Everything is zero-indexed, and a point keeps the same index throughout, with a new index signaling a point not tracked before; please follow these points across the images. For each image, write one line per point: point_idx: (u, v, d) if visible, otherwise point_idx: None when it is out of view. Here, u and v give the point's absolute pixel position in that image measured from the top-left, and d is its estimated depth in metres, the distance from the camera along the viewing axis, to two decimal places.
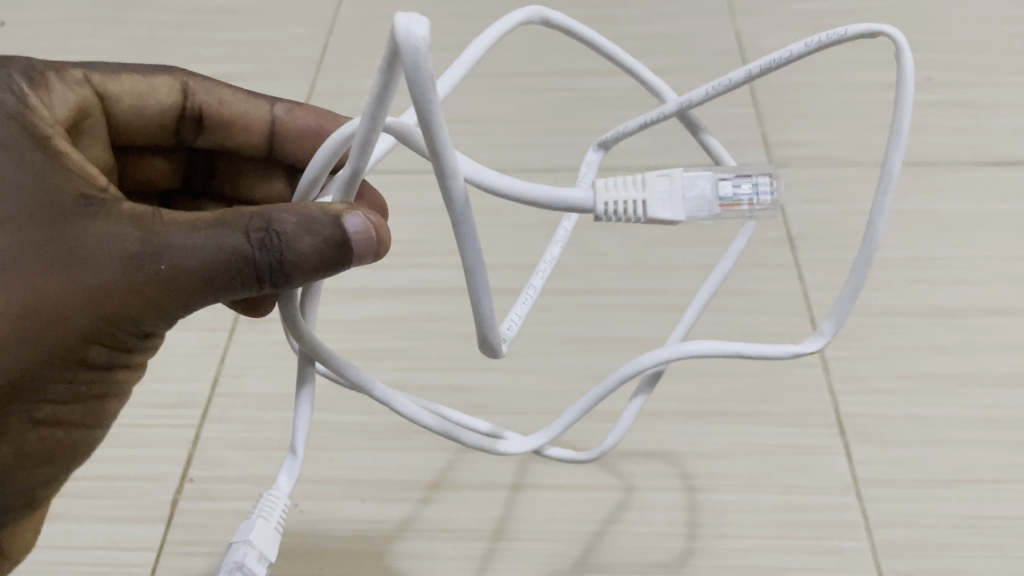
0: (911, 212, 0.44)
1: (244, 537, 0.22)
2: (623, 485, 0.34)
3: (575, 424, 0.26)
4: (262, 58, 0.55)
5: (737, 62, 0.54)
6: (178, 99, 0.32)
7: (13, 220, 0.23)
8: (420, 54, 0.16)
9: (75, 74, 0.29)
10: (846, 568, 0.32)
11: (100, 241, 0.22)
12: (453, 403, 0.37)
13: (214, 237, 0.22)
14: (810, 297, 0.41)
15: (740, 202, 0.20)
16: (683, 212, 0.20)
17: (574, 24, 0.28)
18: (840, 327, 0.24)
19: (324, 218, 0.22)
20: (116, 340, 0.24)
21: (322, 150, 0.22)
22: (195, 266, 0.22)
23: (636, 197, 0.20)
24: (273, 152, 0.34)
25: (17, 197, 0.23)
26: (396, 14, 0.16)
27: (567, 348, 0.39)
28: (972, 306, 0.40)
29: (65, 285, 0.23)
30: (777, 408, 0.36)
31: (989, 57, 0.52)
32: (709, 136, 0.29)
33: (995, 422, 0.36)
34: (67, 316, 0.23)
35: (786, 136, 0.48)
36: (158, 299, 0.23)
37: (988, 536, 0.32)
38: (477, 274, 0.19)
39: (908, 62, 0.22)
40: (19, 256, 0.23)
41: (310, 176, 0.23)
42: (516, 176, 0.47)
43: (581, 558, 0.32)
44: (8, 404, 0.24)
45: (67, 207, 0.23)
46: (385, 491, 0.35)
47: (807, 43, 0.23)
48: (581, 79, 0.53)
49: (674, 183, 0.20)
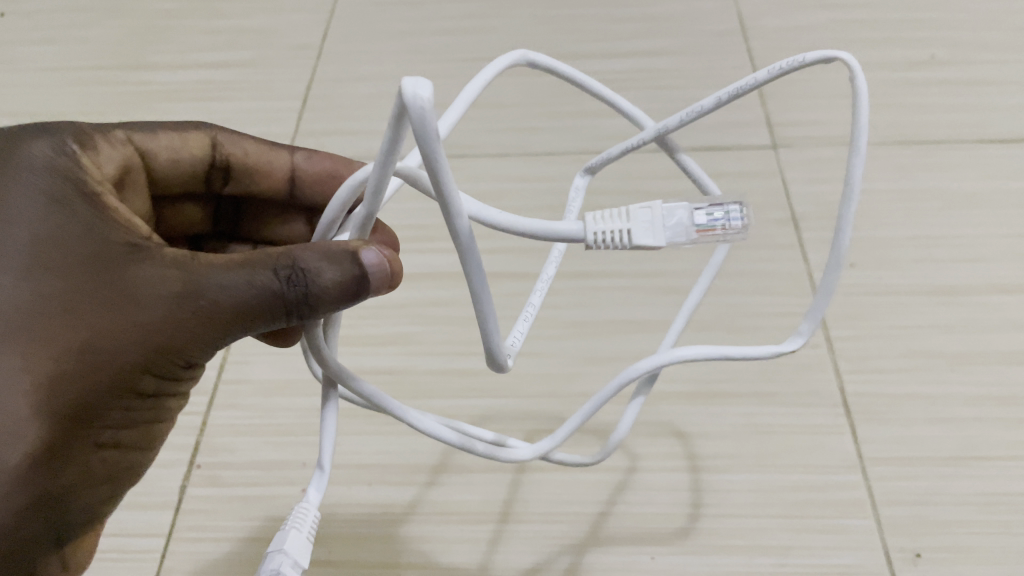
0: (917, 191, 0.44)
1: (279, 546, 0.22)
2: (627, 466, 0.34)
3: (579, 428, 0.26)
4: (262, 44, 0.55)
5: (739, 43, 0.53)
6: (206, 148, 0.32)
7: (66, 268, 0.23)
8: (426, 112, 0.16)
9: (118, 135, 0.29)
10: (851, 546, 0.32)
11: (147, 282, 0.23)
12: (458, 388, 0.37)
13: (245, 275, 0.22)
14: (813, 277, 0.40)
15: (715, 228, 0.20)
16: (664, 239, 0.20)
17: (554, 62, 0.28)
18: (817, 326, 0.25)
19: (342, 253, 0.22)
20: (165, 371, 0.24)
21: (337, 195, 0.22)
22: (231, 302, 0.23)
23: (622, 227, 0.20)
24: (295, 195, 0.34)
25: (69, 249, 0.24)
26: (402, 78, 0.16)
27: (572, 332, 0.39)
28: (977, 285, 0.39)
29: (114, 324, 0.23)
30: (781, 388, 0.36)
31: (994, 34, 0.52)
32: (685, 156, 0.29)
33: (1002, 399, 0.36)
34: (117, 354, 0.23)
35: (789, 117, 0.48)
36: (201, 336, 0.23)
37: (993, 513, 0.33)
38: (482, 299, 0.20)
39: (862, 83, 0.23)
40: (70, 300, 0.23)
41: (330, 217, 0.23)
42: (518, 161, 0.47)
43: (588, 539, 0.33)
44: (73, 438, 0.23)
45: (114, 255, 0.24)
46: (392, 475, 0.35)
47: (770, 70, 0.24)
48: (583, 62, 0.53)
49: (654, 213, 0.20)
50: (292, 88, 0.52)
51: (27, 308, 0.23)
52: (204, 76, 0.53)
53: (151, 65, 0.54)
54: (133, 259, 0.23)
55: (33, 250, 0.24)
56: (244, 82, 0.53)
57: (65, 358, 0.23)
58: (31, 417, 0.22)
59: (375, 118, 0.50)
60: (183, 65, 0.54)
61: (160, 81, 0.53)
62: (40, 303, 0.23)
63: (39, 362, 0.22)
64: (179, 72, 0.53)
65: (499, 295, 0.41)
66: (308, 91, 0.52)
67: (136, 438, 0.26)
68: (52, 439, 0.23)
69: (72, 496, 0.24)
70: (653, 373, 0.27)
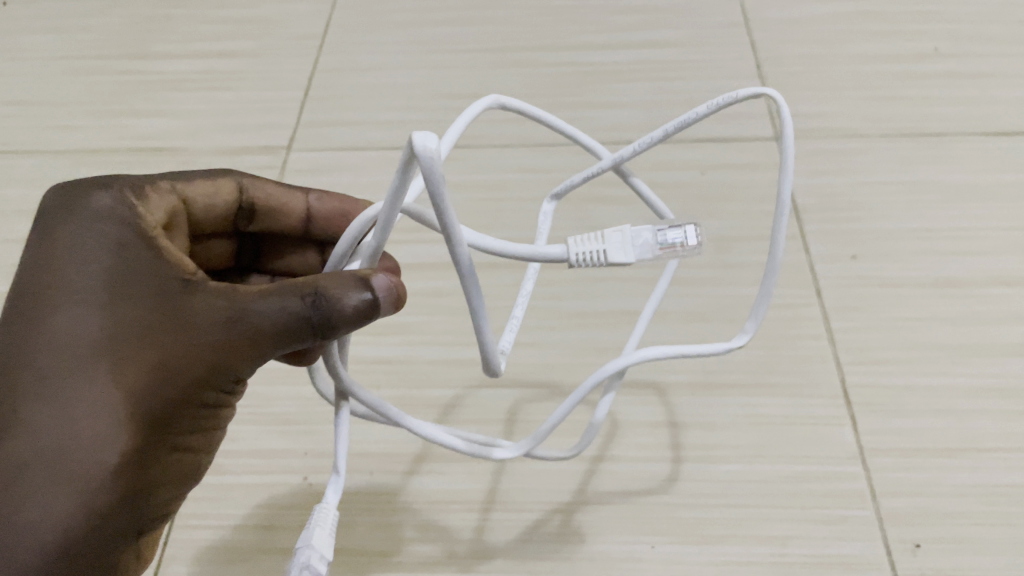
0: (918, 183, 0.44)
1: (306, 542, 0.23)
2: (591, 456, 0.35)
3: (558, 426, 0.28)
4: (265, 34, 0.55)
5: (742, 34, 0.53)
6: (234, 195, 0.32)
7: (131, 301, 0.25)
8: (435, 161, 0.19)
9: (161, 186, 0.30)
10: (851, 536, 0.32)
11: (194, 311, 0.24)
12: (459, 378, 0.37)
13: (278, 302, 0.24)
14: (815, 269, 0.40)
15: (675, 245, 0.23)
16: (633, 256, 0.23)
17: (525, 105, 0.29)
18: (760, 322, 0.26)
19: (355, 281, 0.23)
20: (221, 387, 0.25)
21: (346, 234, 0.24)
22: (265, 327, 0.24)
23: (598, 248, 0.22)
24: (309, 232, 0.34)
25: (130, 283, 0.25)
26: (413, 133, 0.19)
27: (573, 322, 0.39)
28: (979, 277, 0.39)
29: (164, 351, 0.24)
30: (782, 379, 0.36)
31: (998, 27, 0.52)
32: (636, 179, 0.31)
33: (1001, 391, 0.36)
34: (169, 381, 0.24)
35: (792, 109, 0.48)
36: (242, 361, 0.24)
37: (993, 504, 0.33)
38: (479, 319, 0.22)
39: (787, 117, 0.25)
40: (135, 328, 0.24)
41: (340, 251, 0.25)
42: (520, 153, 0.47)
43: (564, 529, 0.33)
44: (149, 447, 0.24)
45: (168, 289, 0.25)
46: (393, 464, 0.35)
47: (710, 105, 0.26)
48: (586, 53, 0.53)
49: (624, 235, 0.23)
50: (294, 79, 0.52)
51: (92, 338, 0.24)
52: (207, 66, 0.53)
53: (153, 54, 0.54)
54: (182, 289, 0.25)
55: (95, 282, 0.25)
56: (247, 73, 0.53)
57: (135, 378, 0.24)
58: (104, 438, 0.24)
59: (377, 109, 0.50)
60: (185, 55, 0.54)
61: (162, 70, 0.53)
62: (102, 334, 0.24)
63: (114, 382, 0.24)
64: (182, 62, 0.53)
65: (500, 285, 0.41)
66: (311, 81, 0.52)
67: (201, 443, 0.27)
68: (130, 452, 0.24)
69: (154, 493, 0.25)
70: (618, 374, 0.29)
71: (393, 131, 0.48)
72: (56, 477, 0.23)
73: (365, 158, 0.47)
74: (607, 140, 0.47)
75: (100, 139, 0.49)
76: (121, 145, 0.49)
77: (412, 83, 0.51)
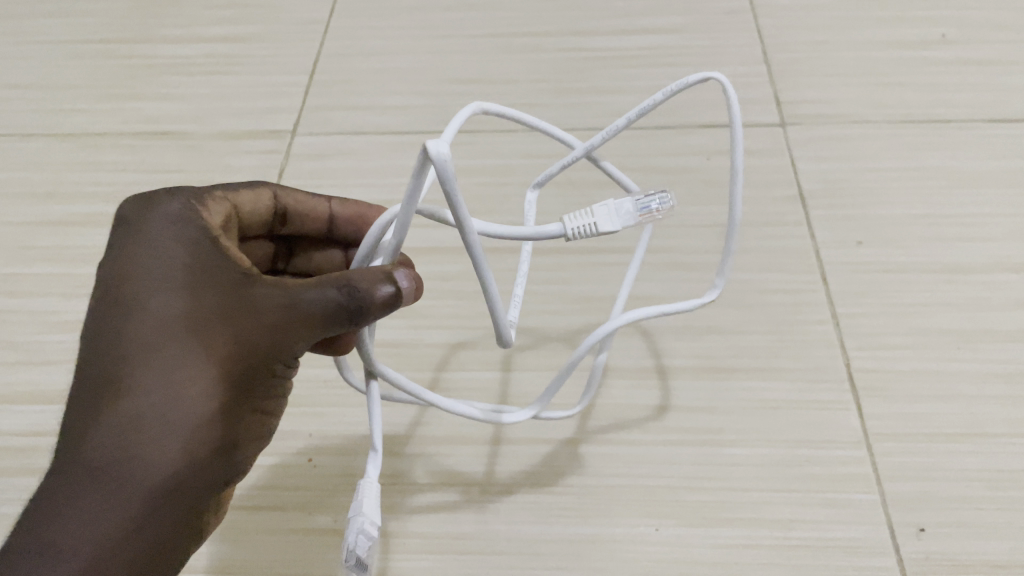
0: (924, 169, 0.44)
1: (358, 510, 0.25)
2: (582, 438, 0.35)
3: (560, 385, 0.30)
4: (269, 19, 0.55)
5: (747, 20, 0.53)
6: (270, 202, 0.32)
7: (199, 290, 0.26)
8: (447, 166, 0.20)
9: (215, 195, 0.30)
10: (856, 520, 0.32)
11: (256, 301, 0.26)
12: (463, 361, 0.37)
13: (320, 295, 0.25)
14: (820, 255, 0.40)
15: (653, 210, 0.24)
16: (620, 223, 0.23)
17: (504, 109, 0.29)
18: (726, 278, 0.29)
19: (379, 275, 0.25)
20: (280, 366, 0.26)
21: (370, 233, 0.25)
22: (314, 317, 0.25)
23: (589, 221, 0.23)
24: (332, 233, 0.35)
25: (195, 274, 0.26)
26: (428, 142, 0.20)
27: (577, 307, 0.39)
28: (984, 263, 0.39)
29: (232, 338, 0.25)
30: (787, 363, 0.36)
31: (1004, 14, 0.52)
32: (607, 163, 0.32)
33: (1007, 376, 0.35)
34: (234, 366, 0.26)
35: (797, 95, 0.48)
36: (295, 347, 0.26)
37: (998, 489, 0.32)
38: (492, 300, 0.23)
39: (731, 96, 0.27)
40: (205, 314, 0.26)
41: (365, 250, 0.26)
42: (525, 138, 0.47)
43: (569, 511, 0.33)
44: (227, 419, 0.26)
45: (230, 280, 0.26)
46: (397, 446, 0.35)
47: (668, 89, 0.27)
48: (591, 39, 0.52)
49: (608, 205, 0.23)
50: (298, 63, 0.52)
51: (169, 325, 0.25)
52: (211, 50, 0.53)
53: (157, 38, 0.54)
54: (243, 279, 0.26)
55: (167, 272, 0.26)
56: (251, 57, 0.52)
57: (211, 359, 0.25)
58: (192, 412, 0.25)
59: (381, 94, 0.50)
60: (189, 39, 0.54)
61: (166, 55, 0.53)
62: (177, 320, 0.25)
63: (193, 362, 0.25)
64: (186, 47, 0.53)
65: (505, 269, 0.41)
66: (315, 66, 0.52)
67: (268, 409, 0.28)
68: (212, 423, 0.25)
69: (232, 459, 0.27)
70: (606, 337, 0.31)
71: (398, 115, 0.48)
72: (152, 452, 0.24)
73: (369, 142, 0.47)
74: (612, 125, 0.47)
75: (104, 122, 0.49)
76: (125, 128, 0.49)
77: (417, 68, 0.51)
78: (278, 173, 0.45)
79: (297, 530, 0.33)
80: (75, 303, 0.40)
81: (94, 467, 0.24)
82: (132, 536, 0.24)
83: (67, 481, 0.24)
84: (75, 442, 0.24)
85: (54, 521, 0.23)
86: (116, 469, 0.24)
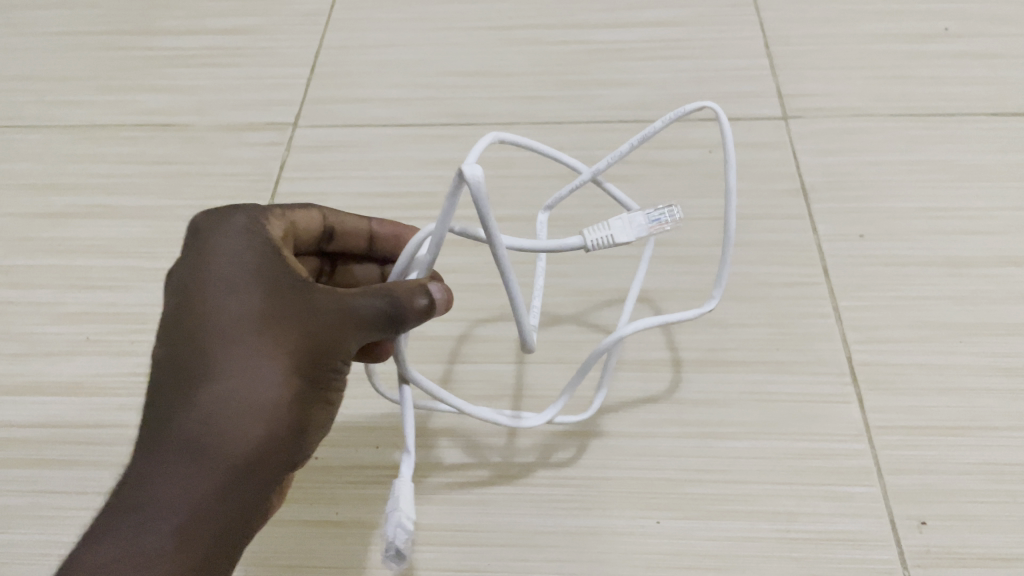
0: (927, 162, 0.43)
1: (395, 505, 0.25)
2: (583, 431, 0.35)
3: (573, 392, 0.32)
4: (271, 10, 0.55)
5: (750, 13, 0.53)
6: (321, 224, 0.32)
7: (267, 293, 0.27)
8: (478, 186, 0.22)
9: (274, 218, 0.29)
10: (856, 512, 0.32)
11: (317, 305, 0.27)
12: (465, 354, 0.37)
13: (371, 300, 0.26)
14: (821, 247, 0.40)
15: (663, 222, 0.26)
16: (633, 235, 0.26)
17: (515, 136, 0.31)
18: (723, 291, 0.31)
19: (416, 290, 0.27)
20: (339, 366, 0.28)
21: (407, 250, 0.27)
22: (365, 321, 0.27)
23: (606, 233, 0.26)
24: (369, 252, 0.35)
25: (262, 278, 0.27)
26: (462, 166, 0.22)
27: (579, 300, 0.39)
28: (987, 257, 0.39)
29: (297, 340, 0.26)
30: (789, 356, 0.36)
31: (1008, 7, 0.52)
32: (608, 184, 0.34)
33: (1009, 370, 0.35)
34: (301, 365, 0.27)
35: (800, 88, 0.48)
36: (349, 349, 0.27)
37: (1000, 482, 0.32)
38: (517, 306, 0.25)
39: (725, 123, 0.29)
40: (274, 314, 0.27)
41: (402, 266, 0.27)
42: (527, 130, 0.47)
43: (570, 503, 0.33)
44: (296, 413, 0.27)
45: (294, 285, 0.27)
46: (398, 437, 0.35)
47: (669, 116, 0.29)
48: (593, 32, 0.52)
49: (623, 218, 0.26)
50: (300, 55, 0.52)
51: (242, 324, 0.26)
52: (212, 41, 0.53)
53: (158, 30, 0.54)
54: (303, 286, 0.27)
55: (237, 278, 0.27)
56: (252, 49, 0.52)
57: (282, 355, 0.26)
58: (265, 404, 0.26)
59: (383, 86, 0.50)
60: (190, 31, 0.54)
61: (166, 46, 0.53)
62: (249, 319, 0.26)
63: (266, 358, 0.26)
64: (187, 38, 0.53)
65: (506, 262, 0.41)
66: (316, 58, 0.52)
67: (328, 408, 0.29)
68: (283, 416, 0.26)
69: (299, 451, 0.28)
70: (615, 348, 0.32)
71: (399, 108, 0.48)
72: (230, 441, 0.25)
73: (371, 134, 0.47)
74: (614, 118, 0.47)
75: (105, 113, 0.49)
76: (125, 120, 0.49)
77: (419, 60, 0.51)
78: (279, 165, 0.45)
79: (297, 523, 0.33)
80: (75, 294, 0.40)
81: (169, 458, 0.25)
82: (211, 519, 0.25)
83: (151, 468, 0.25)
84: (155, 435, 0.25)
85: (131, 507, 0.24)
86: (189, 460, 0.25)
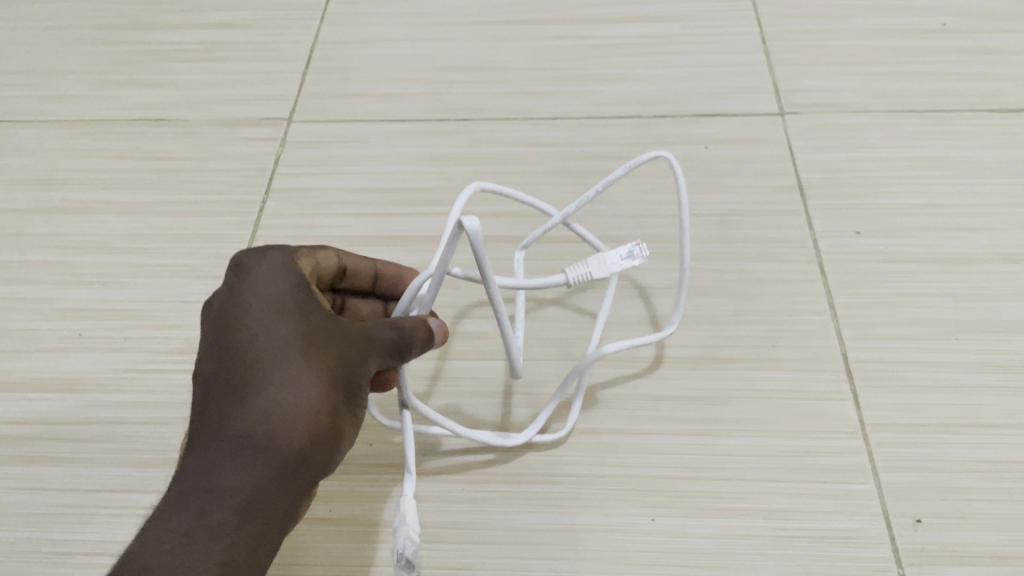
0: (924, 159, 0.43)
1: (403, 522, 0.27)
2: (578, 429, 0.35)
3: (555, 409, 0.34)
4: (267, 5, 0.55)
5: (747, 10, 0.53)
6: (336, 264, 0.32)
7: (302, 316, 0.27)
8: (474, 236, 0.24)
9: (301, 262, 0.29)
10: (851, 510, 0.32)
11: (347, 328, 0.28)
12: (460, 351, 0.37)
13: (390, 327, 0.28)
14: (818, 245, 0.40)
15: (632, 259, 0.31)
16: (608, 271, 0.31)
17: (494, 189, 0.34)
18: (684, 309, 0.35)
19: (417, 326, 0.29)
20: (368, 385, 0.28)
21: (409, 292, 0.29)
22: (385, 346, 0.28)
23: (585, 271, 0.31)
24: (374, 291, 0.35)
25: (297, 304, 0.28)
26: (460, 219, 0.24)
27: (574, 298, 0.39)
28: (984, 254, 0.39)
29: (333, 357, 0.27)
30: (786, 353, 0.36)
31: (1006, 4, 0.51)
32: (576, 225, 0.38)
33: (1006, 367, 0.35)
34: (337, 379, 0.27)
35: (797, 85, 0.48)
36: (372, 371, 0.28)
37: (995, 480, 0.32)
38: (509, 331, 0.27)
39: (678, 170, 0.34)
40: (311, 334, 0.27)
41: (405, 305, 0.29)
42: (523, 126, 0.46)
43: (564, 501, 0.33)
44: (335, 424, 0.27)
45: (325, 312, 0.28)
46: (392, 435, 0.35)
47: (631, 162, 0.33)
48: (590, 27, 0.52)
49: (599, 258, 0.31)
50: (295, 51, 0.52)
51: (281, 342, 0.27)
52: (207, 37, 0.53)
53: (153, 25, 0.54)
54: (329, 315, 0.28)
55: (275, 302, 0.28)
56: (247, 44, 0.52)
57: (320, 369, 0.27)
58: (307, 412, 0.26)
59: (379, 82, 0.49)
60: (185, 26, 0.54)
61: (161, 41, 0.53)
62: (287, 338, 0.27)
63: (306, 371, 0.27)
64: (181, 33, 0.53)
65: (502, 259, 0.41)
66: (312, 54, 0.51)
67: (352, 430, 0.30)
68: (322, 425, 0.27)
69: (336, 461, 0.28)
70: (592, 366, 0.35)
71: (395, 103, 0.48)
72: (273, 447, 0.26)
73: (366, 130, 0.46)
74: (611, 114, 0.47)
75: (100, 108, 0.49)
76: (119, 115, 0.48)
77: (415, 56, 0.51)
78: (274, 161, 0.45)
79: None
80: (69, 290, 0.40)
81: (219, 460, 0.25)
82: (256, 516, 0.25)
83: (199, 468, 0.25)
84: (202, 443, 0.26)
85: (179, 508, 0.25)
86: (234, 466, 0.25)
